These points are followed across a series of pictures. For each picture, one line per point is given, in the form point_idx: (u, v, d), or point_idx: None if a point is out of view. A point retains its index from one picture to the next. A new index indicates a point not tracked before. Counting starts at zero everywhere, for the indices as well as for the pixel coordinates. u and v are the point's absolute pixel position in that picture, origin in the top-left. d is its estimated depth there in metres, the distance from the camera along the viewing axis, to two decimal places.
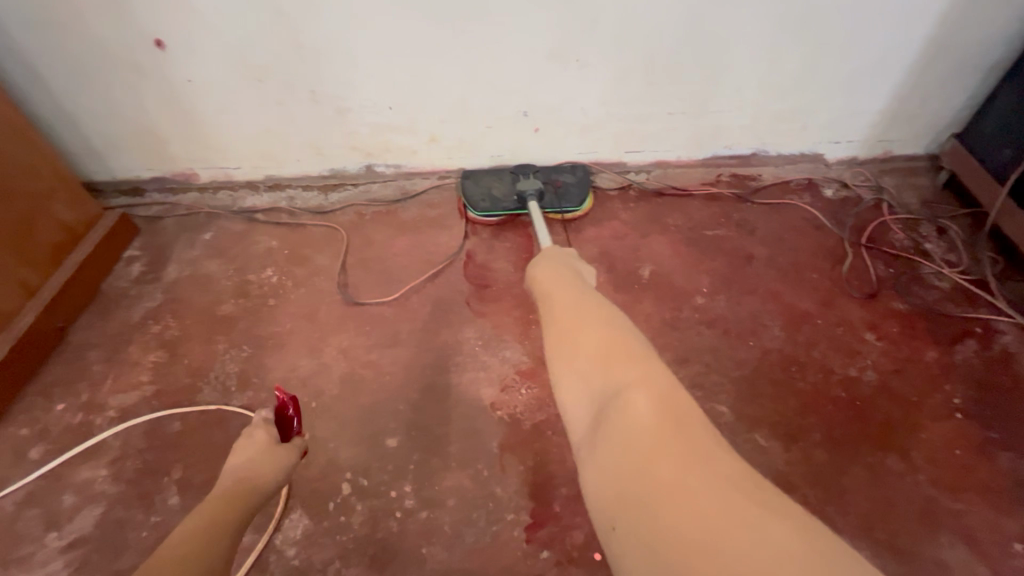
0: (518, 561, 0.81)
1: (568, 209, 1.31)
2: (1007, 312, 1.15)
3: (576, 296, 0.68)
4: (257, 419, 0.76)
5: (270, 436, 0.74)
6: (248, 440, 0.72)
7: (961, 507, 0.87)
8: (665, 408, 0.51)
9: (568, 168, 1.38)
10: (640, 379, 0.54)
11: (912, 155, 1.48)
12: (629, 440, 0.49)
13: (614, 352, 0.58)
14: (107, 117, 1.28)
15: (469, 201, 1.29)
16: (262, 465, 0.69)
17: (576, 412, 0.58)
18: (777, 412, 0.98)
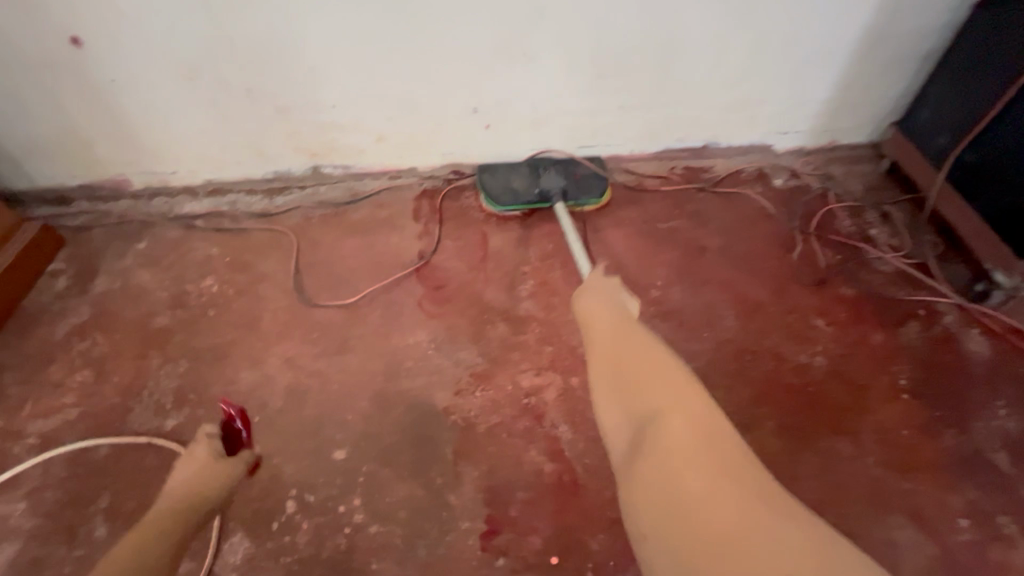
0: (473, 571, 0.79)
1: (588, 202, 1.29)
2: (947, 294, 1.18)
3: (616, 321, 0.73)
4: (201, 433, 0.74)
5: (215, 447, 0.73)
6: (190, 455, 0.70)
7: (908, 487, 0.89)
8: (697, 430, 0.57)
9: (587, 159, 1.33)
10: (677, 402, 0.60)
11: (857, 143, 1.51)
12: (666, 458, 0.55)
13: (654, 377, 0.63)
14: (23, 121, 1.19)
15: (491, 196, 1.25)
16: (209, 477, 0.68)
17: (614, 430, 0.64)
18: (732, 401, 0.99)
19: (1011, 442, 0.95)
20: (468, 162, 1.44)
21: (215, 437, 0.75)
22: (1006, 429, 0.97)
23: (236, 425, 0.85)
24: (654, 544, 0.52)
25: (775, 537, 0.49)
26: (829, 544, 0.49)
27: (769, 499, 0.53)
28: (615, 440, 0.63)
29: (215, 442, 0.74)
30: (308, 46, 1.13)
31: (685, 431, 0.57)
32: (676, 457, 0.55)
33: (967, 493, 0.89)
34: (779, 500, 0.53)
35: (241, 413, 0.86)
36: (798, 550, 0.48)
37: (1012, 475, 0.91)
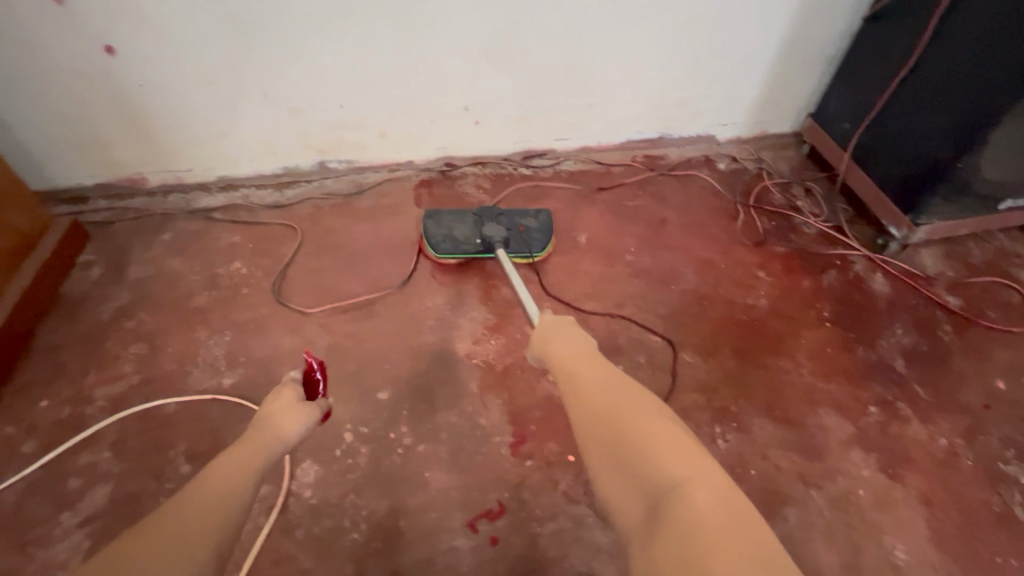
0: (507, 471, 0.97)
1: (528, 254, 1.29)
2: (856, 247, 1.47)
3: (603, 380, 0.72)
4: (286, 378, 0.79)
5: (298, 395, 0.75)
6: (277, 396, 0.74)
7: (833, 387, 1.15)
8: (719, 505, 0.52)
9: (533, 213, 1.35)
10: (689, 472, 0.56)
11: (782, 133, 1.81)
12: (692, 541, 0.50)
13: (658, 440, 0.60)
14: (49, 124, 1.28)
15: (431, 242, 1.25)
16: (287, 421, 0.70)
17: (625, 507, 0.59)
18: (697, 336, 1.22)
19: (905, 352, 1.23)
20: (459, 155, 1.63)
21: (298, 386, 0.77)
22: (902, 343, 1.25)
23: (316, 376, 0.82)
24: None
25: None
26: None
27: None
28: (627, 519, 0.58)
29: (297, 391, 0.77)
30: (320, 52, 1.29)
31: (710, 505, 0.52)
32: (708, 537, 0.49)
33: (875, 389, 1.15)
34: None
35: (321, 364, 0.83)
36: None
37: (906, 375, 1.19)
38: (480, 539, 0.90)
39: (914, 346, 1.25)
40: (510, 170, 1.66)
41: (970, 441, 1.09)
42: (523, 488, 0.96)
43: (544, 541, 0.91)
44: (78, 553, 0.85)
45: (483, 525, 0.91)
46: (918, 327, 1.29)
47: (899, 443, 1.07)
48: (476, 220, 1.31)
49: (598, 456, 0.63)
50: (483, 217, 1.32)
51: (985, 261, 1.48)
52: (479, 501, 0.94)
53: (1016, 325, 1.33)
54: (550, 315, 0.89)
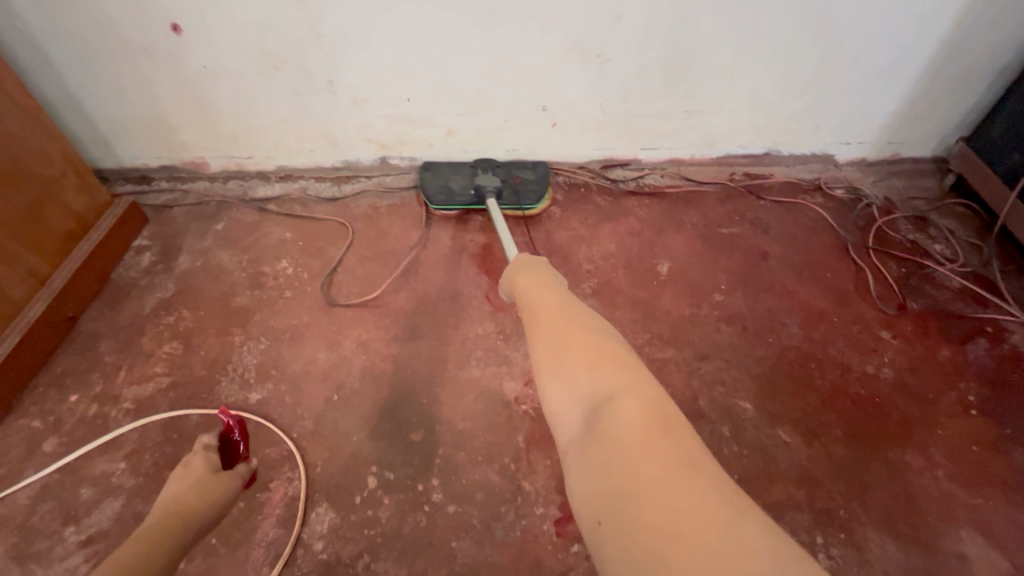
0: (549, 554, 0.81)
1: (525, 206, 1.30)
2: (1018, 312, 1.16)
3: (555, 298, 0.67)
4: (196, 446, 0.84)
5: (209, 464, 0.81)
6: (186, 467, 0.79)
7: (979, 502, 0.89)
8: (654, 415, 0.49)
9: (529, 167, 1.37)
10: (627, 385, 0.52)
11: (919, 158, 1.49)
12: (617, 442, 0.47)
13: (600, 355, 0.56)
14: (118, 104, 1.25)
15: (425, 191, 1.28)
16: (202, 487, 0.76)
17: (561, 418, 0.56)
18: (798, 407, 0.99)
19: None
20: (531, 159, 1.46)
21: (212, 452, 0.84)
22: None
23: (235, 437, 0.92)
24: (607, 540, 0.42)
25: (748, 541, 0.38)
26: (795, 548, 0.39)
27: (736, 497, 0.43)
28: (563, 429, 0.55)
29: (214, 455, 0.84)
30: (389, 40, 1.17)
31: (637, 411, 0.49)
32: (630, 441, 0.46)
33: None
34: (746, 502, 0.43)
35: (239, 424, 0.93)
36: (777, 560, 0.37)
37: None
38: None
39: None
40: (586, 180, 1.48)
41: None
42: None
43: None
44: None
45: None
46: None
47: None
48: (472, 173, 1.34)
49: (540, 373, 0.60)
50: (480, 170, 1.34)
51: None
52: None
53: None
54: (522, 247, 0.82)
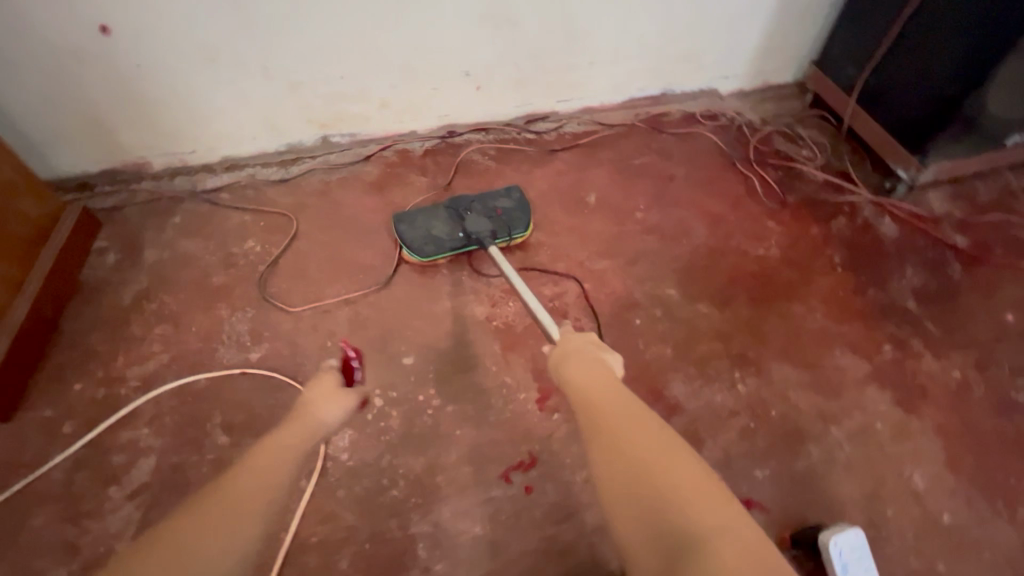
0: (535, 425, 1.00)
1: (517, 236, 1.24)
2: (862, 193, 1.48)
3: (622, 405, 0.67)
4: (326, 365, 0.87)
5: (336, 381, 0.83)
6: (319, 381, 0.83)
7: (847, 329, 1.16)
8: (752, 559, 0.50)
9: (505, 193, 1.28)
10: (715, 519, 0.53)
11: (784, 83, 1.78)
12: None
13: (682, 479, 0.56)
14: (50, 112, 1.27)
15: (411, 248, 1.18)
16: (328, 405, 0.77)
17: (639, 550, 0.55)
18: (711, 286, 1.23)
19: (916, 292, 1.24)
20: (461, 122, 1.61)
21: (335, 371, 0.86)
22: (912, 284, 1.26)
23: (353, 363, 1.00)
24: None
25: None
26: None
27: None
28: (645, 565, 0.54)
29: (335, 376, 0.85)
30: (319, 22, 1.27)
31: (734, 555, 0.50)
32: None
33: (888, 328, 1.16)
34: None
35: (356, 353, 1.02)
36: None
37: (917, 313, 1.20)
38: (514, 488, 0.92)
39: (926, 286, 1.26)
40: (514, 135, 1.64)
41: (983, 372, 1.09)
42: (552, 439, 0.98)
43: (577, 487, 0.93)
44: (130, 522, 0.89)
45: (516, 475, 0.94)
46: (927, 266, 1.31)
47: (914, 378, 1.07)
48: (451, 214, 1.23)
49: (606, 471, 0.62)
50: (458, 208, 1.24)
51: (991, 198, 1.48)
52: (511, 454, 0.96)
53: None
54: (573, 336, 0.83)
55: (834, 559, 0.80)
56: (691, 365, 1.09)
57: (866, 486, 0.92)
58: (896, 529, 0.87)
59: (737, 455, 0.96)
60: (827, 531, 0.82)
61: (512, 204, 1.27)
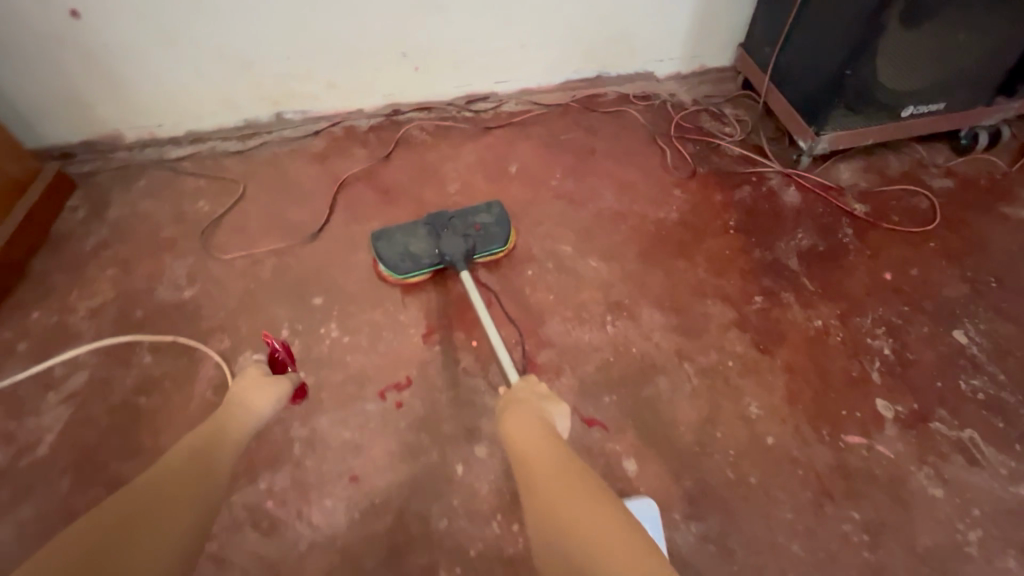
0: (417, 354, 1.11)
1: (494, 251, 1.21)
2: (772, 165, 1.54)
3: (554, 459, 0.68)
4: (249, 362, 0.93)
5: (262, 370, 0.90)
6: (245, 374, 0.89)
7: (724, 282, 1.24)
8: None
9: (485, 207, 1.25)
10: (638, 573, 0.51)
11: (721, 68, 1.86)
12: None
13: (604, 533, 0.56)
14: (33, 87, 1.46)
15: (388, 266, 1.15)
16: (257, 394, 0.85)
17: None
18: (605, 244, 1.34)
19: (801, 253, 1.31)
20: (404, 102, 1.75)
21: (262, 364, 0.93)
22: (800, 246, 1.32)
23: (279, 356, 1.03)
24: None
25: None
26: None
27: None
28: None
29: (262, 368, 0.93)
30: (261, 7, 1.43)
31: None
32: None
33: (764, 282, 1.24)
34: None
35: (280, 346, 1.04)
36: None
37: (798, 271, 1.26)
38: (387, 403, 1.04)
39: (813, 247, 1.32)
40: (454, 114, 1.78)
41: (845, 321, 1.16)
42: (428, 365, 1.09)
43: (442, 404, 1.03)
44: (60, 419, 1.04)
45: (390, 393, 1.05)
46: (820, 231, 1.36)
47: (776, 324, 1.15)
48: (429, 230, 1.21)
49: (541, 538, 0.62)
50: (436, 225, 1.21)
51: (902, 171, 1.51)
52: (390, 376, 1.08)
53: (918, 225, 1.37)
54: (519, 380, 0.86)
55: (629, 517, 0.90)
56: (569, 309, 1.19)
57: (701, 412, 1.00)
58: (721, 448, 0.95)
59: (591, 383, 1.06)
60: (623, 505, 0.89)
61: (493, 219, 1.24)
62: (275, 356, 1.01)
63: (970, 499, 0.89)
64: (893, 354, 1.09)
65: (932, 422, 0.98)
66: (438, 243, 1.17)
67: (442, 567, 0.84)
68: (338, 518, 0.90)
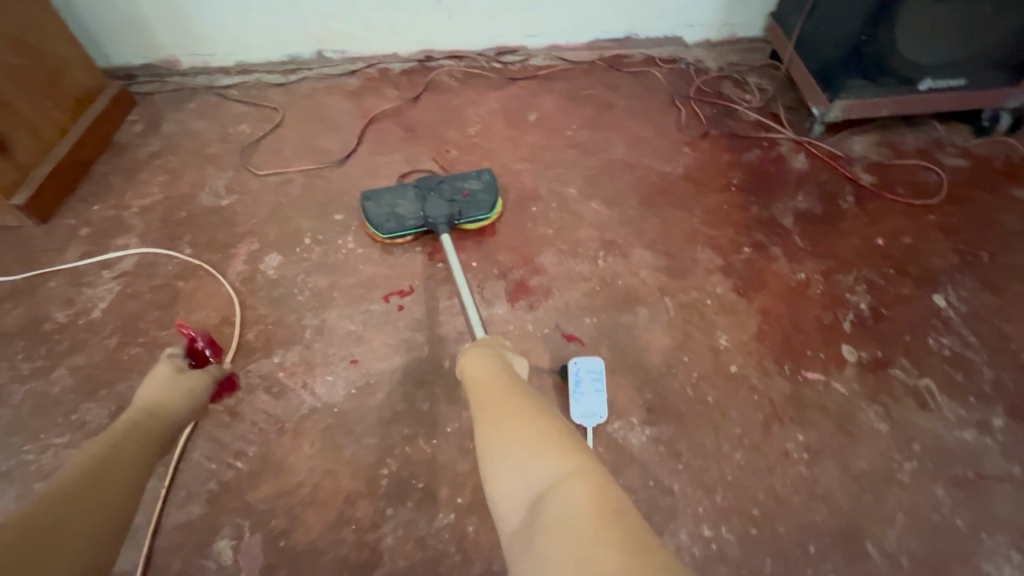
0: (422, 268, 1.22)
1: (480, 218, 1.25)
2: (785, 132, 1.57)
3: (500, 382, 0.73)
4: (164, 355, 0.89)
5: (174, 367, 0.88)
6: (157, 370, 0.86)
7: (717, 233, 1.30)
8: (603, 493, 0.52)
9: (475, 174, 1.29)
10: (574, 466, 0.56)
11: (751, 38, 1.86)
12: (568, 521, 0.49)
13: (544, 434, 0.61)
14: (103, 10, 1.61)
15: (373, 225, 1.20)
16: (177, 390, 0.85)
17: (508, 504, 0.58)
18: (609, 190, 1.41)
19: (798, 213, 1.35)
20: (437, 49, 1.84)
21: (176, 358, 0.90)
22: (798, 207, 1.37)
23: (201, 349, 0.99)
24: None
25: None
26: None
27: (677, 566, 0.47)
28: (511, 515, 0.57)
29: (178, 361, 0.90)
30: None
31: (587, 491, 0.52)
32: (583, 524, 0.49)
33: (755, 236, 1.29)
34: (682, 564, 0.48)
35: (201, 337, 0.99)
36: None
37: (791, 229, 1.31)
38: (390, 306, 1.16)
39: (811, 209, 1.36)
40: (483, 64, 1.85)
41: (828, 277, 1.20)
42: (430, 279, 1.20)
43: (438, 311, 1.14)
44: (111, 292, 1.19)
45: (394, 298, 1.17)
46: (821, 196, 1.40)
47: (760, 273, 1.21)
48: (416, 193, 1.25)
49: (482, 452, 0.64)
50: (424, 188, 1.25)
51: (916, 147, 1.51)
52: (395, 284, 1.19)
53: (922, 198, 1.39)
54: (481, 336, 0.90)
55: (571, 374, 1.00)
56: (565, 244, 1.28)
57: (673, 339, 1.09)
58: (685, 370, 1.04)
59: (576, 307, 1.15)
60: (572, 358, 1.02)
61: (480, 186, 1.27)
62: (193, 345, 0.97)
63: (913, 436, 0.95)
64: (868, 310, 1.14)
65: (891, 369, 1.04)
66: (425, 207, 1.21)
67: (421, 437, 0.96)
68: (337, 391, 1.02)
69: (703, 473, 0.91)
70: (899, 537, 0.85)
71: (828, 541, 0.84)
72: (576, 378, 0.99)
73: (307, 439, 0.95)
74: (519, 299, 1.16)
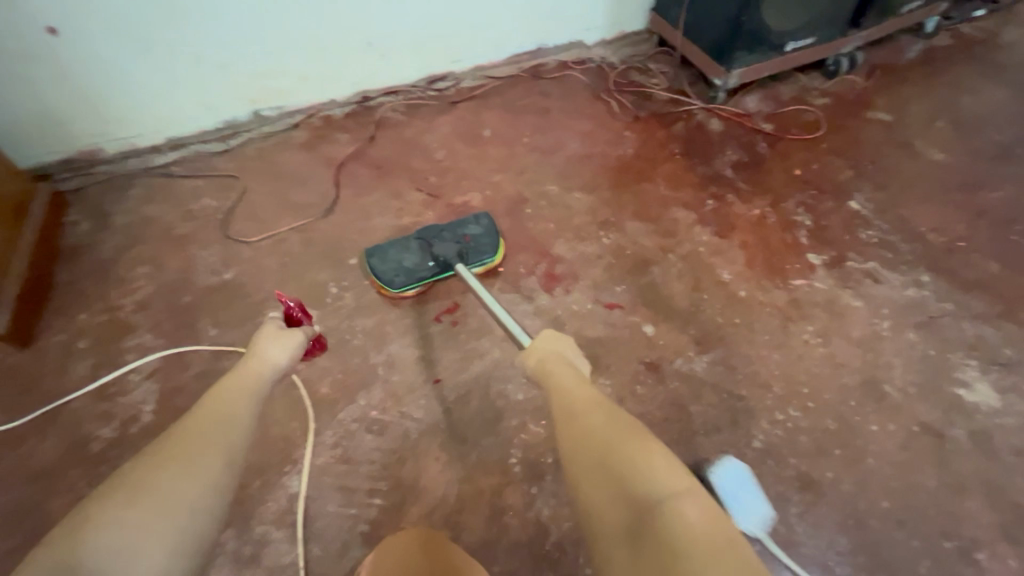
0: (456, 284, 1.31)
1: (484, 261, 1.27)
2: (696, 103, 1.88)
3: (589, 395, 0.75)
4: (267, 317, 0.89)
5: (276, 326, 0.86)
6: (263, 328, 0.85)
7: (682, 194, 1.55)
8: (713, 519, 0.54)
9: (473, 219, 1.30)
10: (678, 486, 0.58)
11: (636, 31, 2.12)
12: (681, 546, 0.52)
13: (643, 450, 0.62)
14: (9, 109, 1.47)
15: (384, 282, 1.20)
16: (272, 347, 0.81)
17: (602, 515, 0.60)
18: (582, 180, 1.60)
19: (733, 165, 1.65)
20: (373, 88, 1.88)
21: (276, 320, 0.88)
22: (730, 159, 1.67)
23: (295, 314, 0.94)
24: None
25: None
26: None
27: None
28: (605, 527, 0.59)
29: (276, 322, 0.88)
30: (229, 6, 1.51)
31: (697, 516, 0.54)
32: (696, 551, 0.51)
33: (711, 189, 1.56)
34: None
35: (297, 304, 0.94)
36: None
37: (733, 177, 1.60)
38: (444, 325, 1.22)
39: (740, 159, 1.67)
40: (419, 94, 1.93)
41: (776, 207, 1.50)
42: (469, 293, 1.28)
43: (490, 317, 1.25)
44: (151, 393, 1.16)
45: (444, 316, 1.23)
46: (743, 147, 1.71)
47: (727, 217, 1.47)
48: (419, 243, 1.25)
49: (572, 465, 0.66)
50: (426, 237, 1.25)
51: (791, 96, 1.90)
52: (440, 303, 1.25)
53: (811, 133, 1.76)
54: (547, 331, 0.92)
55: (720, 490, 0.95)
56: (569, 232, 1.44)
57: (689, 285, 1.30)
58: (709, 306, 1.26)
59: (602, 281, 1.32)
60: (710, 468, 0.96)
61: (479, 229, 1.29)
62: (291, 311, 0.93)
63: (880, 303, 1.25)
64: (812, 224, 1.45)
65: (847, 262, 1.35)
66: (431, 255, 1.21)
67: (530, 422, 1.07)
68: (435, 409, 1.09)
69: (755, 376, 1.13)
70: (901, 374, 1.14)
71: (857, 393, 1.11)
72: (729, 492, 0.95)
73: (431, 457, 1.03)
74: (554, 287, 1.31)
